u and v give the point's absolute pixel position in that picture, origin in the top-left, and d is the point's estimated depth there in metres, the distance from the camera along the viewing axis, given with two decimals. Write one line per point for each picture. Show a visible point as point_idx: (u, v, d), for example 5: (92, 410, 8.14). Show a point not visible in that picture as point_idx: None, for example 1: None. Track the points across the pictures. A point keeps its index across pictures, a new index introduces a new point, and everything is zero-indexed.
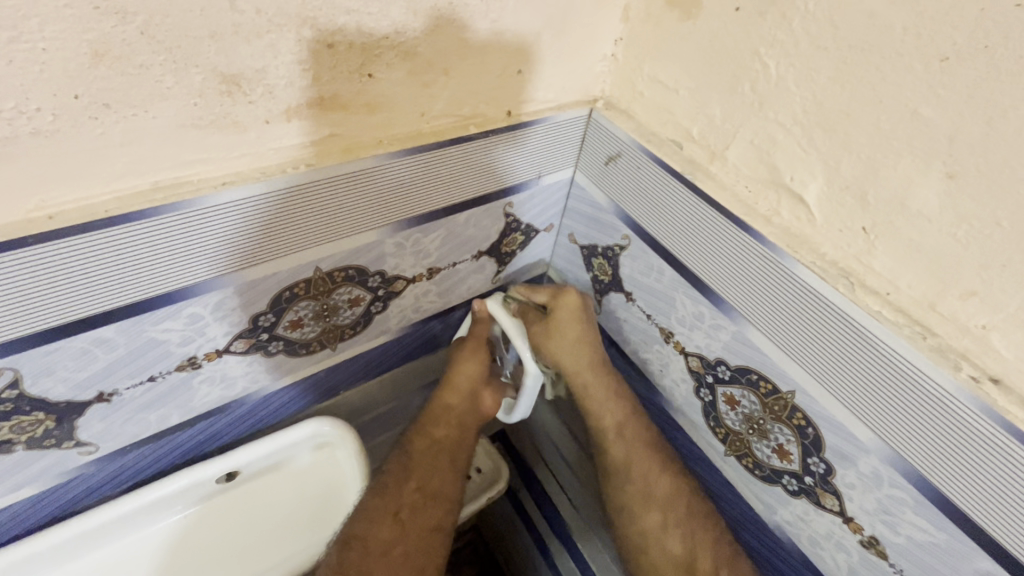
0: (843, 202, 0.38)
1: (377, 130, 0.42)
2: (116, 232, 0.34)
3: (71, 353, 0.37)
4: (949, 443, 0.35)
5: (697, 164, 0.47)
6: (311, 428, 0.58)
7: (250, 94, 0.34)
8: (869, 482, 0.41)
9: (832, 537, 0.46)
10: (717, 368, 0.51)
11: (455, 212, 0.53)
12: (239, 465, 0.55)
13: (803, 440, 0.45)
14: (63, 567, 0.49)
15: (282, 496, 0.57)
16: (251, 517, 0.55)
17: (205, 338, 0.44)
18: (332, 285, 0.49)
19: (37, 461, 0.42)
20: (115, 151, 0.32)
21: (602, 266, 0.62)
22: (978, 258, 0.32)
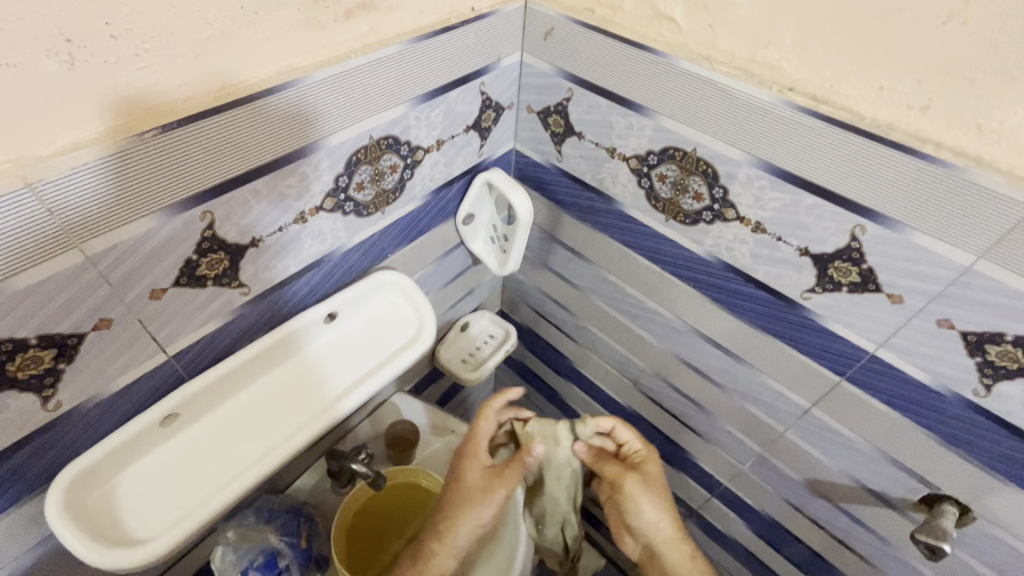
0: (696, 12, 0.62)
1: (396, 26, 0.62)
2: (265, 103, 0.53)
3: (239, 201, 0.56)
4: (779, 135, 0.61)
5: (606, 19, 0.70)
6: (380, 276, 0.78)
7: (326, 1, 0.53)
8: (747, 185, 0.67)
9: (737, 239, 0.72)
10: (648, 158, 0.75)
11: (449, 91, 0.73)
12: (336, 308, 0.75)
13: (708, 179, 0.70)
14: (234, 393, 0.68)
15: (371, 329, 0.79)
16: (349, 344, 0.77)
17: (310, 195, 0.63)
18: (379, 152, 0.69)
19: (217, 297, 0.60)
20: (259, 44, 0.50)
21: (556, 121, 0.85)
22: (768, 19, 0.57)
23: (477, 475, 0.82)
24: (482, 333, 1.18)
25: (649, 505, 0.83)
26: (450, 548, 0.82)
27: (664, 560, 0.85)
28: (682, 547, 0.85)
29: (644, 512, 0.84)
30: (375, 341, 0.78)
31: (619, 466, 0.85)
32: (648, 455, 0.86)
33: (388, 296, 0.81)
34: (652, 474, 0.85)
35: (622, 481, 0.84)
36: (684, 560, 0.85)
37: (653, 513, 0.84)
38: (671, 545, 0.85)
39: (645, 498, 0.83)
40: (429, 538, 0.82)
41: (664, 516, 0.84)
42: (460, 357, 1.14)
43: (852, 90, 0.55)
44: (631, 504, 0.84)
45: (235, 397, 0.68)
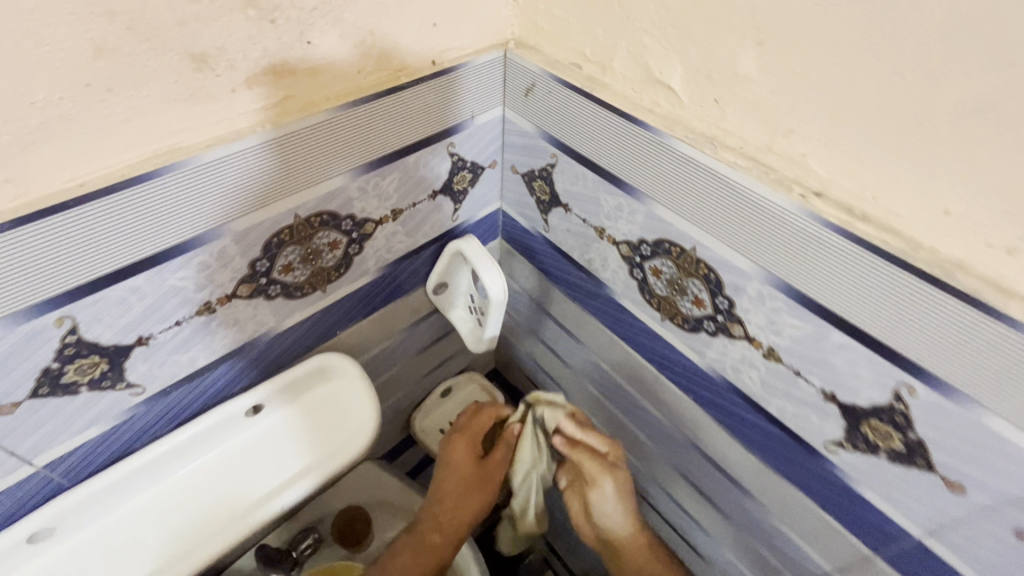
0: (698, 82, 0.48)
1: (324, 90, 0.51)
2: (133, 192, 0.43)
3: (112, 301, 0.47)
4: (800, 251, 0.46)
5: (594, 79, 0.57)
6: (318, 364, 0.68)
7: (215, 68, 0.43)
8: (757, 303, 0.52)
9: (745, 360, 0.57)
10: (641, 247, 0.61)
11: (405, 156, 0.62)
12: (262, 399, 0.65)
13: (710, 285, 0.56)
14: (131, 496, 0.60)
15: (306, 421, 0.69)
16: (277, 439, 0.67)
17: (215, 284, 0.53)
18: (311, 230, 0.58)
19: (98, 401, 0.52)
20: (120, 125, 0.41)
21: (541, 187, 0.72)
22: (789, 101, 0.42)
23: (463, 462, 0.81)
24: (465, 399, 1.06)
25: (612, 486, 0.77)
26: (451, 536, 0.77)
27: (630, 558, 0.79)
28: (653, 558, 0.78)
29: (602, 502, 0.77)
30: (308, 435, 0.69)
31: (596, 472, 0.77)
32: (609, 442, 0.77)
33: (332, 384, 0.71)
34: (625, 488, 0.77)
35: (597, 475, 0.77)
36: (656, 567, 0.78)
37: (614, 503, 0.77)
38: (631, 536, 0.79)
39: (613, 501, 0.77)
40: (427, 535, 0.76)
41: (622, 499, 0.77)
42: (437, 426, 1.02)
43: (903, 209, 0.39)
44: (594, 487, 0.77)
45: (133, 499, 0.61)
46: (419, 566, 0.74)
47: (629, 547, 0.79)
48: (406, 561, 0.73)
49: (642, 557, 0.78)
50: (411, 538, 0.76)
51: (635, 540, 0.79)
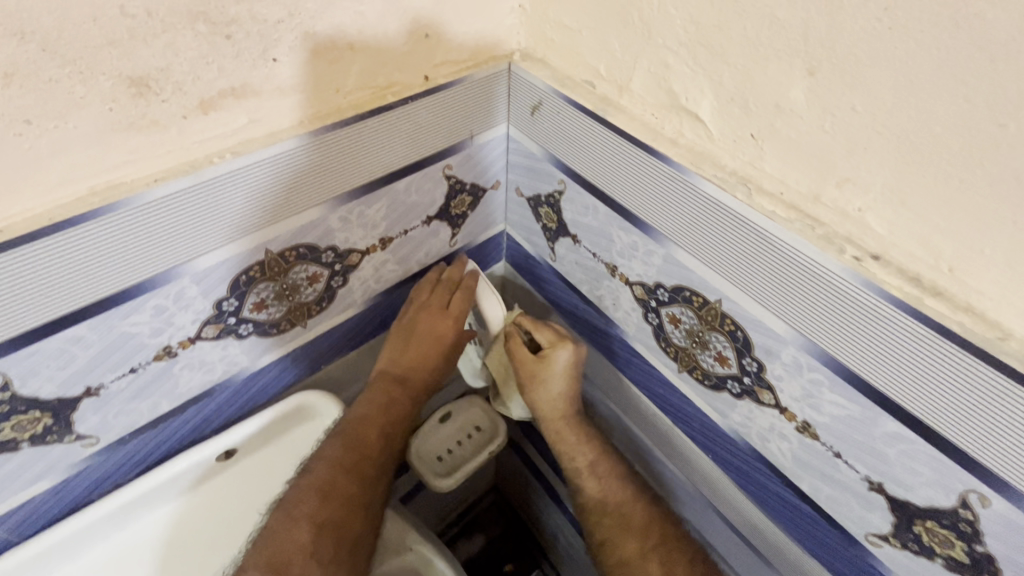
0: (732, 112, 0.40)
1: (295, 112, 0.45)
2: (65, 236, 0.37)
3: (49, 353, 0.41)
4: (847, 322, 0.38)
5: (608, 100, 0.50)
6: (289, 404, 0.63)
7: (161, 93, 0.37)
8: (793, 372, 0.44)
9: (774, 430, 0.49)
10: (657, 292, 0.54)
11: (393, 181, 0.55)
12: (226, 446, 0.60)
13: (736, 344, 0.48)
14: (88, 549, 0.55)
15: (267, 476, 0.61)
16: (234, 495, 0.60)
17: (175, 327, 0.48)
18: (285, 265, 0.52)
19: (45, 455, 0.47)
20: (46, 162, 0.35)
21: (548, 214, 0.65)
22: (845, 145, 0.34)
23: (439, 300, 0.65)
24: (466, 425, 1.01)
25: (557, 386, 0.67)
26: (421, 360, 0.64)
27: (560, 440, 0.70)
28: (588, 455, 0.69)
29: (547, 390, 0.67)
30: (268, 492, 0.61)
31: (531, 377, 0.66)
32: (560, 356, 0.65)
33: (303, 430, 0.64)
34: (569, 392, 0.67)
35: (534, 371, 0.66)
36: (590, 455, 0.69)
37: (553, 395, 0.67)
38: (554, 419, 0.69)
39: (553, 378, 0.66)
40: (399, 403, 0.63)
41: (559, 402, 0.68)
42: (436, 454, 0.97)
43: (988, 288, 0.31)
44: (536, 398, 0.68)
45: (86, 558, 0.55)
46: (381, 400, 0.63)
47: (556, 423, 0.69)
48: (372, 422, 0.61)
49: (577, 441, 0.69)
50: (374, 398, 0.63)
51: (554, 422, 0.69)
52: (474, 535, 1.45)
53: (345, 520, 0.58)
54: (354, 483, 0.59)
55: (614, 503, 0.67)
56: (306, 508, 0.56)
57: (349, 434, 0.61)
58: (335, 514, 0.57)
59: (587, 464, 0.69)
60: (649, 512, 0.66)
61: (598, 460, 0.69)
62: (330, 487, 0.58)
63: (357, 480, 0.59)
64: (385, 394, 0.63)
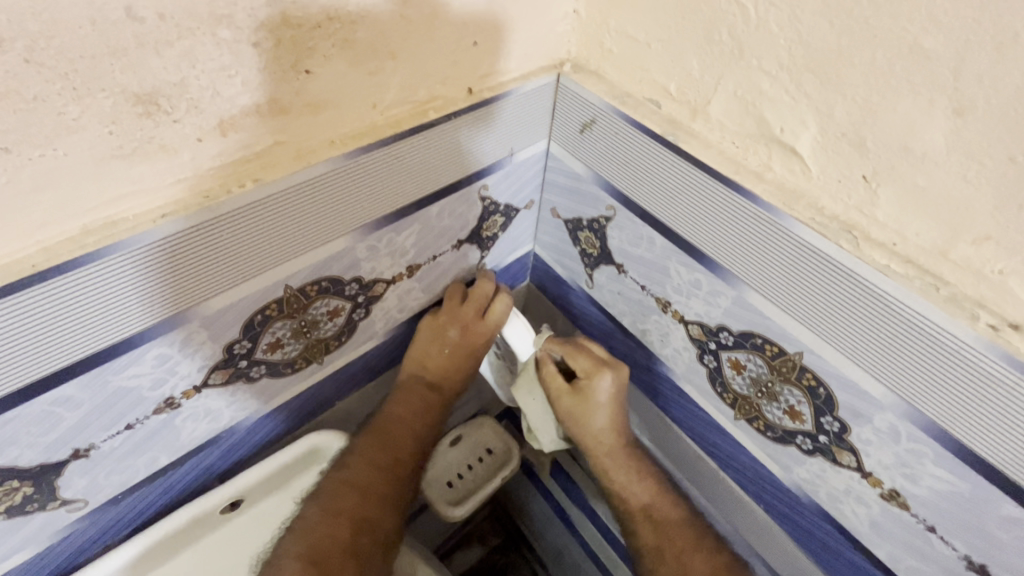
0: (840, 149, 0.35)
1: (327, 131, 0.38)
2: (50, 286, 0.31)
3: (31, 418, 0.35)
4: (969, 395, 0.33)
5: (677, 123, 0.44)
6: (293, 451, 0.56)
7: (172, 112, 0.30)
8: (886, 438, 0.40)
9: (851, 492, 0.45)
10: (719, 335, 0.49)
11: (427, 205, 0.49)
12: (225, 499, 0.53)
13: (815, 400, 0.43)
14: None
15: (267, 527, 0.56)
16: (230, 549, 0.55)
17: (178, 376, 0.41)
18: (306, 301, 0.46)
19: (24, 524, 0.40)
20: (28, 198, 0.28)
21: (589, 239, 0.59)
22: (993, 200, 0.30)
23: (474, 304, 0.59)
24: (476, 448, 0.95)
25: (600, 420, 0.61)
26: (449, 360, 0.61)
27: (609, 476, 0.63)
28: (643, 494, 0.62)
29: (591, 423, 0.61)
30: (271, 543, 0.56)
31: (570, 412, 0.61)
32: (600, 388, 0.59)
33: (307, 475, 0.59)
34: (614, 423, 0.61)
35: (574, 402, 0.60)
36: (645, 493, 0.62)
37: (599, 429, 0.61)
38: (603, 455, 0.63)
39: (597, 411, 0.60)
40: (434, 404, 0.61)
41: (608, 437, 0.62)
42: (446, 479, 0.91)
43: None
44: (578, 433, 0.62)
45: None
46: (416, 402, 0.60)
47: (604, 456, 0.63)
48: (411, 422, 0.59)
49: (630, 477, 0.63)
50: (404, 397, 0.60)
51: (603, 457, 0.63)
52: (472, 544, 1.37)
53: (381, 520, 0.55)
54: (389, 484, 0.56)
55: (671, 551, 0.60)
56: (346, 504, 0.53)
57: (387, 434, 0.58)
58: (375, 515, 0.54)
59: (643, 504, 0.62)
60: (712, 561, 0.58)
61: (653, 500, 0.62)
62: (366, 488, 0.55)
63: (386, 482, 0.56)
64: (420, 396, 0.60)
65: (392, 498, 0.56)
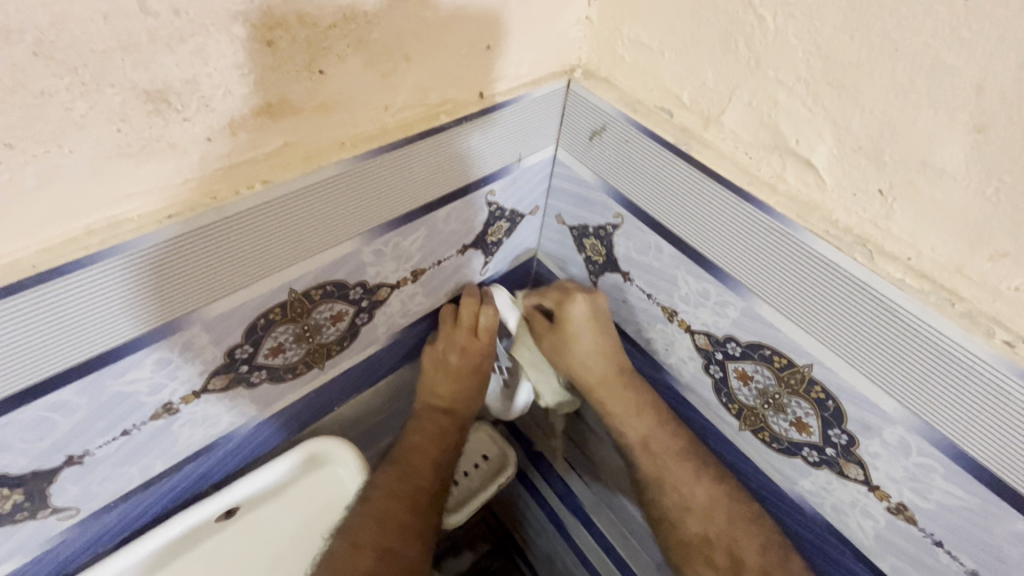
0: (857, 162, 0.35)
1: (337, 133, 0.37)
2: (49, 288, 0.29)
3: (25, 424, 0.33)
4: (983, 411, 0.33)
5: (690, 132, 0.44)
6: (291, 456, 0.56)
7: (182, 110, 0.29)
8: (896, 451, 0.39)
9: (856, 505, 0.45)
10: (726, 345, 0.49)
11: (434, 209, 0.49)
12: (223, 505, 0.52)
13: (824, 413, 0.43)
14: None
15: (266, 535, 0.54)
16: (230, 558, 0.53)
17: (178, 381, 0.40)
18: (309, 305, 0.45)
19: (13, 533, 0.39)
20: (30, 196, 0.27)
21: (594, 246, 0.59)
22: (1011, 216, 0.30)
23: (466, 326, 0.60)
24: (471, 454, 0.94)
25: (587, 341, 0.59)
26: (457, 385, 0.63)
27: (604, 407, 0.60)
28: (641, 426, 0.57)
29: (577, 344, 0.59)
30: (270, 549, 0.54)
31: (553, 344, 0.60)
32: (574, 313, 0.58)
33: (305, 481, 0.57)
34: (603, 343, 0.58)
35: (554, 336, 0.60)
36: (644, 425, 0.57)
37: (584, 359, 0.59)
38: (595, 385, 0.59)
39: (581, 333, 0.58)
40: (451, 428, 0.62)
41: (597, 363, 0.59)
42: None
43: None
44: (567, 364, 0.60)
45: None
46: (432, 429, 0.61)
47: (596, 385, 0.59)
48: (426, 446, 0.59)
49: (626, 408, 0.58)
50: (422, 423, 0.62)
51: (594, 387, 0.59)
52: (462, 551, 1.35)
53: (403, 547, 0.52)
54: (400, 504, 0.54)
55: (672, 481, 0.56)
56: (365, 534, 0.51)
57: (405, 459, 0.58)
58: (396, 543, 0.52)
59: (640, 437, 0.58)
60: (716, 492, 0.54)
61: (651, 433, 0.57)
62: (384, 516, 0.53)
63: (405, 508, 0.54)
64: (435, 420, 0.62)
65: (413, 526, 0.54)
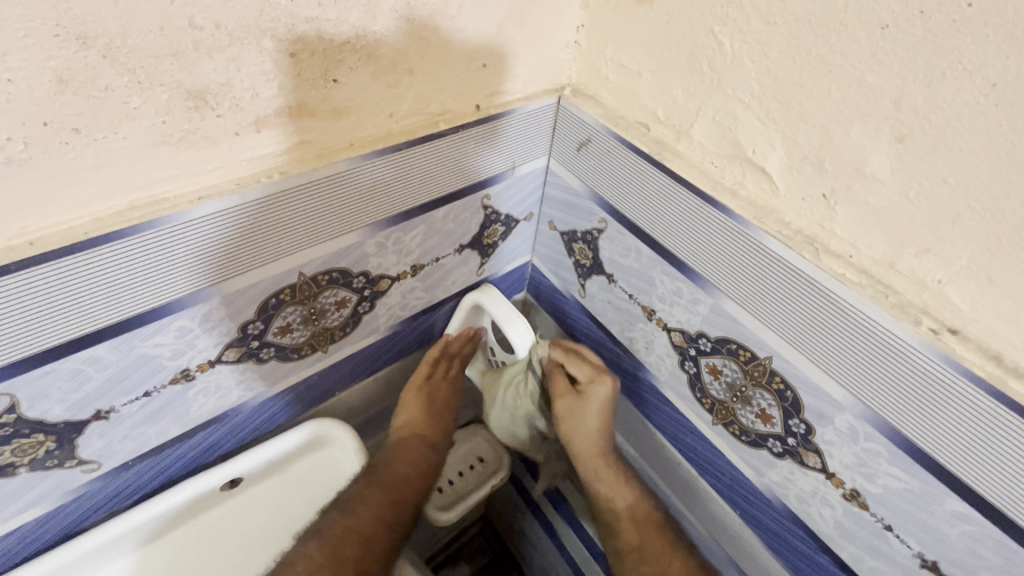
0: (804, 171, 0.39)
1: (347, 134, 0.43)
2: (96, 253, 0.35)
3: (63, 374, 0.38)
4: (916, 394, 0.37)
5: (664, 144, 0.48)
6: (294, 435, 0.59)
7: (217, 108, 0.35)
8: (846, 437, 0.43)
9: (817, 493, 0.48)
10: (698, 341, 0.52)
11: (432, 209, 0.54)
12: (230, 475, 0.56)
13: (784, 403, 0.47)
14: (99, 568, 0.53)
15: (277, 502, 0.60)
16: (243, 520, 0.58)
17: (196, 349, 0.45)
18: (316, 288, 0.50)
19: (42, 480, 0.44)
20: (88, 174, 0.33)
21: (582, 250, 0.63)
22: (930, 216, 0.34)
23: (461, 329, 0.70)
24: (468, 456, 0.97)
25: (591, 422, 0.65)
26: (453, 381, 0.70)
27: (595, 475, 0.68)
28: (628, 496, 0.68)
29: (581, 431, 0.65)
30: (280, 515, 0.59)
31: (568, 412, 0.65)
32: (598, 393, 0.63)
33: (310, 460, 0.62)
34: (603, 446, 0.66)
35: (572, 405, 0.64)
36: (627, 496, 0.68)
37: (589, 431, 0.65)
38: (589, 454, 0.67)
39: (589, 421, 0.64)
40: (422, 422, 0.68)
41: (595, 441, 0.66)
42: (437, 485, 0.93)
43: None
44: (574, 432, 0.66)
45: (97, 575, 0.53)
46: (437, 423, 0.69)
47: (595, 461, 0.67)
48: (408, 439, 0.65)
49: (612, 482, 0.68)
50: (417, 416, 0.68)
51: (593, 462, 0.67)
52: (458, 564, 1.35)
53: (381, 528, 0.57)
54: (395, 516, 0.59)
55: (653, 550, 0.64)
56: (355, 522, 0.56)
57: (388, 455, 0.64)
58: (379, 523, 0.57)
59: (627, 509, 0.67)
60: (675, 553, 0.64)
61: (636, 502, 0.67)
62: (368, 534, 0.56)
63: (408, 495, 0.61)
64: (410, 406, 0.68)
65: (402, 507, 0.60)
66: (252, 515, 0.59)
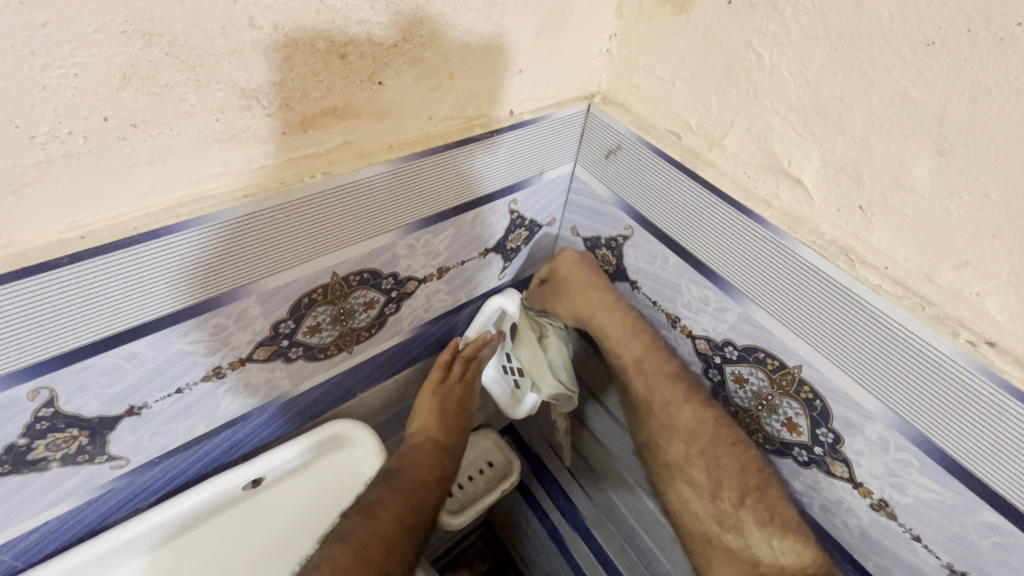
0: (840, 182, 0.40)
1: (387, 136, 0.43)
2: (144, 248, 0.35)
3: (102, 368, 0.38)
4: (952, 405, 0.37)
5: (696, 153, 0.49)
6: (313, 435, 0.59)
7: (267, 106, 0.35)
8: (876, 447, 0.43)
9: (843, 503, 0.49)
10: (724, 348, 0.53)
11: (462, 212, 0.54)
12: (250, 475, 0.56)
13: (812, 412, 0.47)
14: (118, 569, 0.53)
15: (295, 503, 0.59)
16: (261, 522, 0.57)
17: (229, 347, 0.45)
18: (347, 289, 0.50)
19: (73, 475, 0.44)
20: (141, 170, 0.33)
21: (605, 256, 0.63)
22: (971, 230, 0.34)
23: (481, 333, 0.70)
24: (478, 460, 0.97)
25: (575, 294, 0.62)
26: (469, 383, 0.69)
27: (607, 338, 0.59)
28: (635, 349, 0.58)
29: (575, 309, 0.62)
30: (297, 516, 0.58)
31: (551, 295, 0.64)
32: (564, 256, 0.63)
33: (331, 462, 0.62)
34: (602, 304, 0.60)
35: (555, 292, 0.63)
36: (637, 346, 0.58)
37: (580, 301, 0.61)
38: (591, 316, 0.61)
39: (571, 299, 0.62)
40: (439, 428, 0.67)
41: (590, 301, 0.60)
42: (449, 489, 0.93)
43: None
44: (568, 302, 0.62)
45: None
46: (453, 429, 0.67)
47: (598, 321, 0.60)
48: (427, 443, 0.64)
49: (620, 331, 0.58)
50: (433, 420, 0.67)
51: (600, 324, 0.60)
52: (459, 569, 1.35)
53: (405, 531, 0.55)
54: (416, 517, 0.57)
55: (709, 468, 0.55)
56: (376, 526, 0.52)
57: (406, 457, 0.62)
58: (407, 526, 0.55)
59: (634, 358, 0.58)
60: (702, 414, 0.54)
61: (645, 354, 0.57)
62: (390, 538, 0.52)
63: (426, 498, 0.59)
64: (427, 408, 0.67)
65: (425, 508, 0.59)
66: (270, 516, 0.58)
